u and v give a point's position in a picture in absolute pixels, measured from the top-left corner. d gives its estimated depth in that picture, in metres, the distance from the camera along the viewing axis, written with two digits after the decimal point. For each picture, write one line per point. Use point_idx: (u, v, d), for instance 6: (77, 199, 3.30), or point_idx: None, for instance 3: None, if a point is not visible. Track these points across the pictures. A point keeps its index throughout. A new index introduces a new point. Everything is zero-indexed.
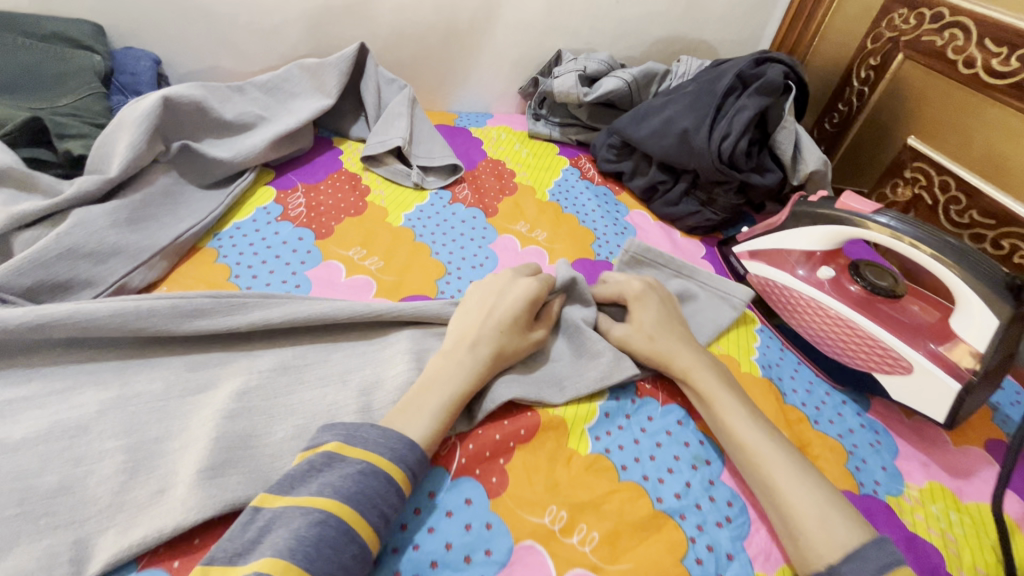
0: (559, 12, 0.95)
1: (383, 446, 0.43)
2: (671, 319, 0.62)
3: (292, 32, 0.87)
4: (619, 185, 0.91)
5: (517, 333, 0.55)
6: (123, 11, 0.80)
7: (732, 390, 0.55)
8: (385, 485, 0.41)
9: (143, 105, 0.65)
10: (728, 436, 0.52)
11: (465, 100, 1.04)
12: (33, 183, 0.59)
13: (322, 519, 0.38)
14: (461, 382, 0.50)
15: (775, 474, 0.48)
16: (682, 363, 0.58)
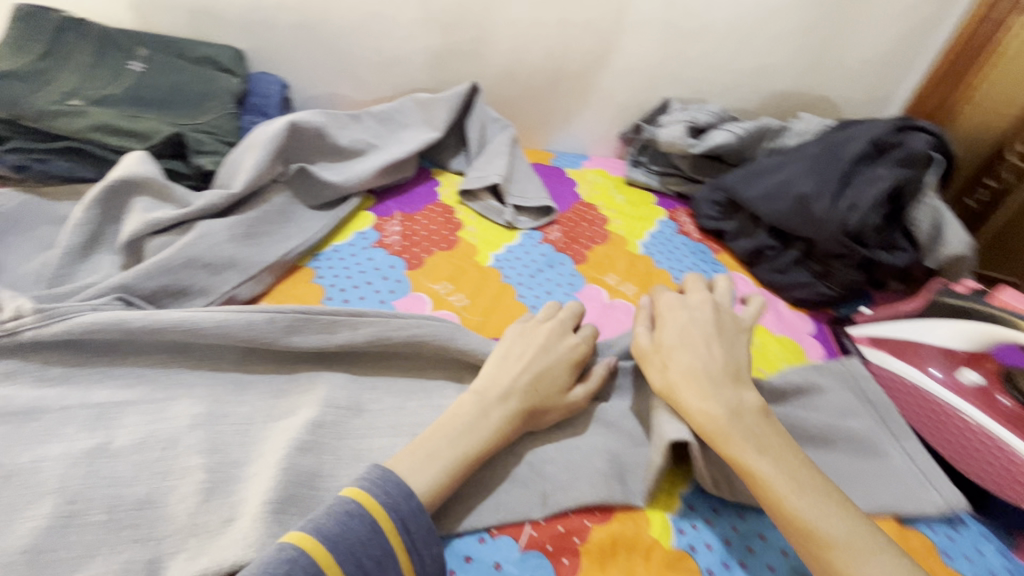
0: (672, 60, 0.92)
1: (377, 489, 0.41)
2: (698, 351, 0.53)
3: (409, 67, 0.91)
4: (718, 244, 0.85)
5: (554, 389, 0.52)
6: (263, 40, 0.87)
7: (762, 447, 0.47)
8: (370, 532, 0.39)
9: (270, 129, 0.70)
10: (778, 512, 0.44)
11: (564, 141, 1.02)
12: (168, 193, 0.64)
13: (295, 560, 0.36)
14: (484, 433, 0.47)
15: (850, 562, 0.40)
16: (713, 417, 0.48)
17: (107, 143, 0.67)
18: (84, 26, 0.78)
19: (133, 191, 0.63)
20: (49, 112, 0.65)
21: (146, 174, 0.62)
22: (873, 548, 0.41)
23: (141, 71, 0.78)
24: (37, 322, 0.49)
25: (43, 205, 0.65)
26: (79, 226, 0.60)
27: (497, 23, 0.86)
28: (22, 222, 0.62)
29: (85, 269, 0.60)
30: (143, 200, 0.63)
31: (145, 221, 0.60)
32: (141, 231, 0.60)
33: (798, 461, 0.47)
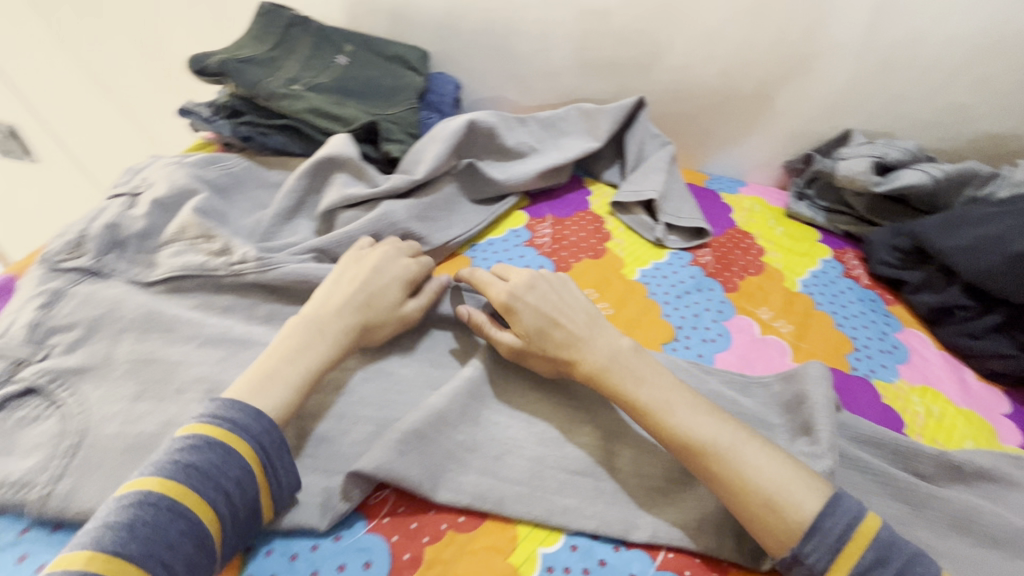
0: (862, 88, 0.85)
1: (219, 418, 0.42)
2: (570, 321, 0.54)
3: (576, 77, 0.93)
4: (893, 295, 0.77)
5: (383, 306, 0.55)
6: (448, 43, 0.95)
7: (639, 378, 0.49)
8: (223, 461, 0.41)
9: (452, 125, 0.75)
10: (665, 437, 0.46)
11: (721, 163, 0.99)
12: (363, 172, 0.72)
13: (144, 499, 0.37)
14: (322, 350, 0.49)
15: (738, 469, 0.43)
16: (592, 358, 0.51)
17: (317, 125, 0.76)
18: (307, 22, 0.89)
19: (335, 168, 0.71)
20: (277, 96, 0.76)
21: (350, 155, 0.70)
22: (746, 445, 0.45)
23: (345, 65, 0.88)
24: (257, 270, 0.58)
25: (260, 171, 0.76)
26: (290, 191, 0.70)
27: (674, 39, 0.85)
28: (247, 183, 0.73)
29: (289, 228, 0.69)
30: (342, 177, 0.71)
31: (342, 196, 0.68)
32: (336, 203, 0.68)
33: (680, 388, 0.49)
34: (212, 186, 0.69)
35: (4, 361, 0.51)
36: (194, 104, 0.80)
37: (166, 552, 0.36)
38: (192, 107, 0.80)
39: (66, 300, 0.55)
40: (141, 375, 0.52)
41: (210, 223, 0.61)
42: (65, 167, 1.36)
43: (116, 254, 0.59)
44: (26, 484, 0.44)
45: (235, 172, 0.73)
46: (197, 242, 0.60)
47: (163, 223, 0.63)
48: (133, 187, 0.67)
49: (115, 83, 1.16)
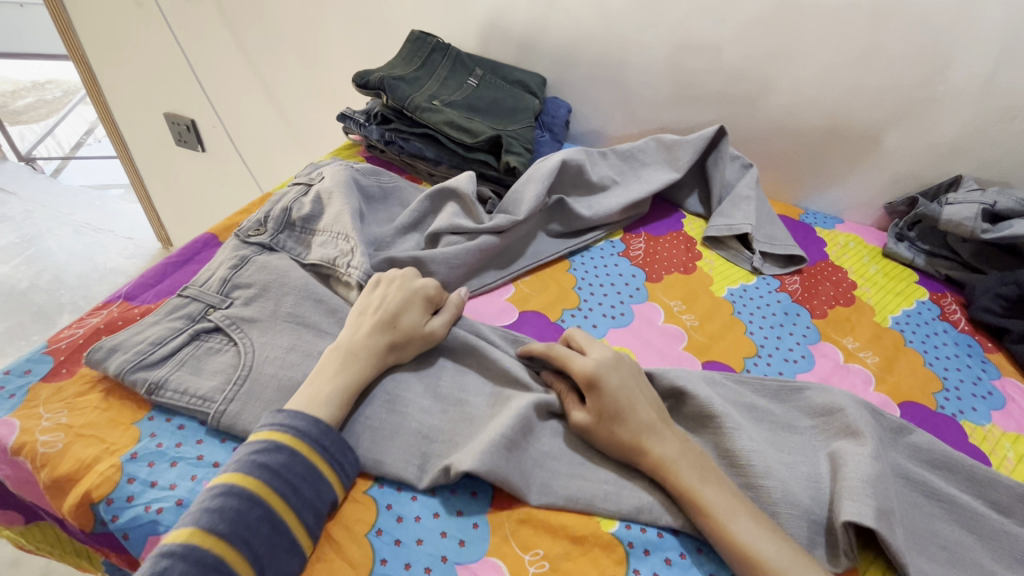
0: (976, 136, 0.85)
1: (286, 424, 0.48)
2: (645, 404, 0.54)
3: (680, 107, 1.00)
4: (993, 343, 0.75)
5: (412, 331, 0.57)
6: (566, 71, 1.06)
7: (704, 477, 0.49)
8: (287, 465, 0.46)
9: (545, 162, 0.82)
10: (719, 535, 0.46)
11: (817, 199, 1.01)
12: (473, 210, 0.76)
13: (229, 492, 0.43)
14: (355, 372, 0.53)
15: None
16: (657, 451, 0.51)
17: (450, 135, 0.88)
18: (448, 49, 1.04)
19: (451, 197, 0.78)
20: (421, 108, 0.89)
21: (468, 193, 0.76)
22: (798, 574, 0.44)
23: (475, 86, 1.01)
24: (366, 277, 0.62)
25: (404, 190, 0.83)
26: (411, 212, 0.75)
27: (783, 76, 0.90)
28: (390, 198, 0.81)
29: (399, 242, 0.74)
30: (454, 207, 0.77)
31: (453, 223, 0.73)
32: (446, 228, 0.72)
33: (745, 504, 0.48)
34: (364, 191, 0.77)
35: (200, 304, 0.60)
36: (351, 111, 0.95)
37: (248, 531, 0.42)
38: (350, 113, 0.95)
39: (248, 266, 0.64)
40: (295, 332, 0.58)
41: (354, 224, 0.68)
42: (224, 156, 1.61)
43: (286, 233, 0.69)
44: (207, 401, 0.52)
45: (386, 186, 0.81)
46: (339, 238, 0.67)
47: (323, 208, 0.71)
48: (309, 178, 0.77)
49: (278, 89, 1.38)
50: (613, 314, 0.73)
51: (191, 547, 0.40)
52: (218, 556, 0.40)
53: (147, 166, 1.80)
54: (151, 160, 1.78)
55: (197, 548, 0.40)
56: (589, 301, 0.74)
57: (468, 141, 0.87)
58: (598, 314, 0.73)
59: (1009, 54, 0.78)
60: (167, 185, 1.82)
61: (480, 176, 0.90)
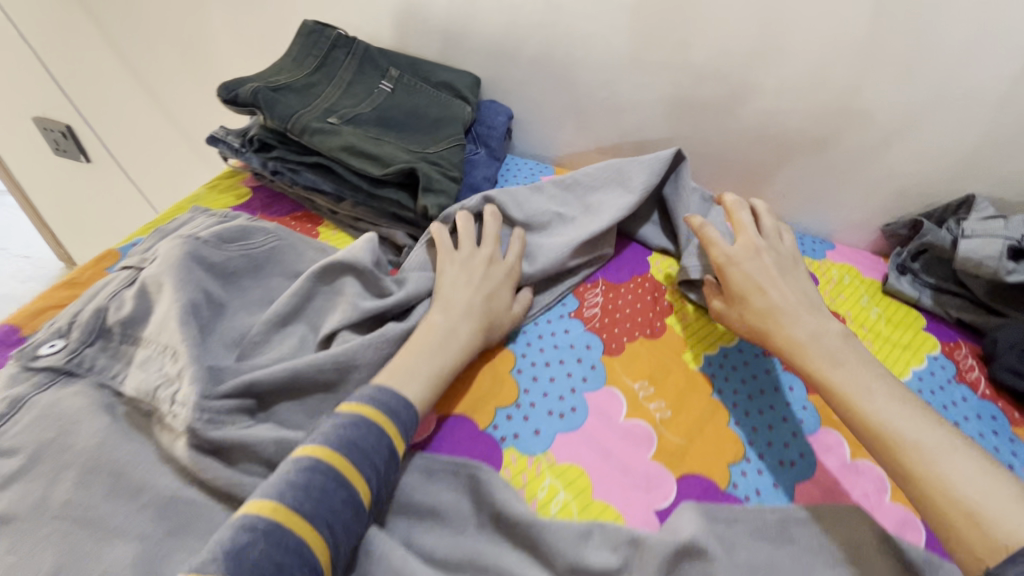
0: (997, 149, 0.69)
1: (370, 398, 0.48)
2: (774, 292, 0.59)
3: (642, 115, 0.82)
4: (1021, 412, 0.62)
5: (502, 304, 0.61)
6: (503, 71, 0.86)
7: (836, 363, 0.52)
8: (414, 413, 0.50)
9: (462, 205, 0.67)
10: (850, 416, 0.49)
11: (804, 220, 0.85)
12: (376, 283, 0.60)
13: (363, 423, 0.46)
14: (453, 348, 0.55)
15: (932, 463, 0.43)
16: (787, 336, 0.55)
17: (350, 164, 0.68)
18: (353, 43, 0.82)
19: (348, 273, 0.59)
20: (311, 130, 0.69)
21: (363, 263, 0.59)
22: (956, 453, 0.43)
23: (389, 92, 0.81)
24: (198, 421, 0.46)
25: (288, 252, 0.64)
26: (290, 298, 0.57)
27: (766, 79, 0.73)
28: (266, 268, 0.62)
29: (276, 341, 0.56)
30: (353, 285, 0.59)
31: (354, 313, 0.56)
32: (341, 323, 0.55)
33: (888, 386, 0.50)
34: (219, 269, 0.58)
35: None
36: (224, 131, 0.74)
37: (330, 515, 0.41)
38: (222, 134, 0.74)
39: (21, 414, 0.46)
40: (66, 540, 0.40)
41: (182, 335, 0.49)
42: (113, 168, 1.35)
43: (100, 346, 0.51)
44: None
45: (260, 253, 0.62)
46: (166, 357, 0.49)
47: (150, 306, 0.53)
48: (143, 258, 0.58)
49: (163, 89, 1.13)
50: (561, 410, 0.56)
51: (324, 467, 0.43)
52: (342, 482, 0.43)
53: (25, 177, 1.52)
54: (28, 170, 1.50)
55: (274, 525, 0.39)
56: (530, 392, 0.57)
57: (373, 172, 0.68)
58: (542, 412, 0.56)
59: None
60: (56, 200, 1.55)
61: (393, 216, 0.70)
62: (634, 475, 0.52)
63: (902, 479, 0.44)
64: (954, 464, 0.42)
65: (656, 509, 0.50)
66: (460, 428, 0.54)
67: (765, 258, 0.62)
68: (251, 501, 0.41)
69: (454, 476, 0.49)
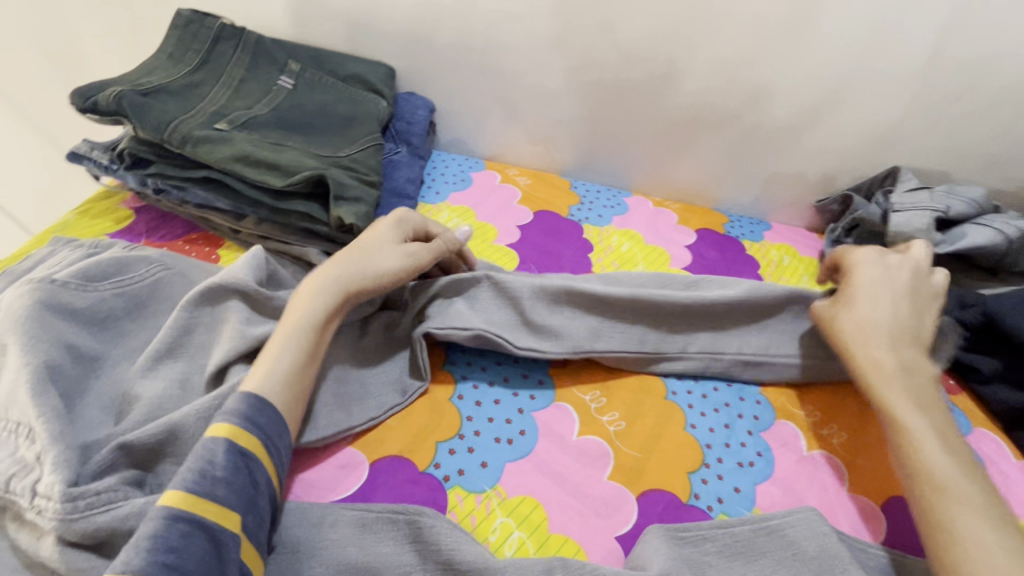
0: (917, 120, 0.70)
1: (234, 413, 0.40)
2: (882, 311, 0.52)
3: (572, 101, 0.77)
4: (954, 380, 0.64)
5: (373, 245, 0.53)
6: (419, 58, 0.78)
7: (922, 405, 0.47)
8: (273, 412, 0.42)
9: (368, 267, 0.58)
10: (897, 435, 0.46)
11: (741, 201, 0.84)
12: (263, 301, 0.50)
13: (226, 447, 0.38)
14: (311, 297, 0.48)
15: (926, 466, 0.43)
16: (870, 348, 0.50)
17: (245, 176, 0.59)
18: (241, 34, 0.72)
19: (230, 296, 0.49)
20: (194, 139, 0.59)
21: (246, 284, 0.49)
22: (948, 462, 0.43)
23: (290, 89, 0.71)
24: (60, 511, 0.36)
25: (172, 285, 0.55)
26: (165, 332, 0.47)
27: (695, 57, 0.70)
28: (147, 306, 0.52)
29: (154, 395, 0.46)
30: (240, 309, 0.49)
31: (239, 344, 0.46)
32: (230, 357, 0.46)
33: (931, 402, 0.48)
34: (81, 315, 0.48)
35: None
36: (87, 146, 0.63)
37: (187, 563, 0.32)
38: (86, 148, 0.63)
39: None
40: None
41: (36, 403, 0.40)
42: None
43: None
44: None
45: (138, 289, 0.52)
46: (18, 433, 0.40)
47: None
48: None
49: (18, 94, 0.96)
50: (509, 435, 0.51)
51: (161, 513, 0.34)
52: (188, 519, 0.34)
53: None
54: None
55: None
56: (474, 419, 0.52)
57: (275, 184, 0.59)
58: (488, 441, 0.51)
59: (959, 21, 0.62)
60: None
61: (304, 232, 0.62)
62: (592, 501, 0.48)
63: (931, 529, 0.41)
64: (954, 472, 0.42)
65: (618, 533, 0.46)
66: (398, 472, 0.48)
67: (908, 265, 0.56)
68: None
69: (392, 526, 0.43)
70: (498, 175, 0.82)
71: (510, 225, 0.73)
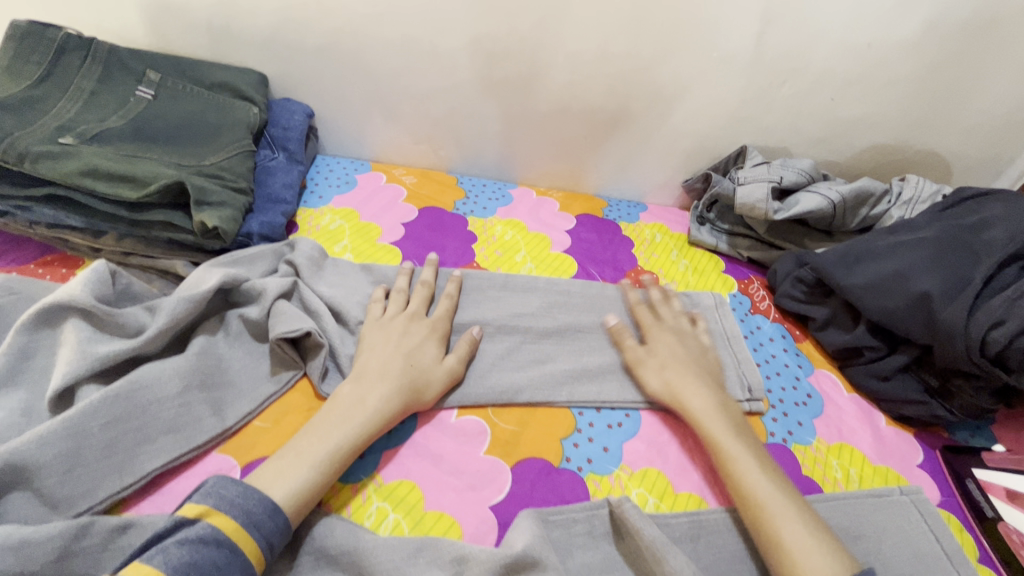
0: (755, 103, 0.79)
1: (255, 521, 0.39)
2: (686, 368, 0.58)
3: (449, 99, 0.80)
4: (801, 330, 0.72)
5: (427, 362, 0.54)
6: (290, 64, 0.78)
7: (735, 430, 0.53)
8: (287, 529, 0.41)
9: (201, 272, 0.55)
10: (713, 443, 0.52)
11: (617, 186, 0.90)
12: (113, 321, 0.47)
13: (233, 554, 0.38)
14: (365, 417, 0.47)
15: (742, 473, 0.49)
16: (688, 399, 0.55)
17: (96, 190, 0.57)
18: (90, 44, 0.69)
19: (70, 315, 0.47)
20: (33, 155, 0.56)
21: (84, 301, 0.46)
22: (758, 470, 0.49)
23: (150, 99, 0.69)
24: None
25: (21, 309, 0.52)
26: None
27: (555, 53, 0.74)
28: None
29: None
30: (82, 328, 0.46)
31: (83, 362, 0.44)
32: (73, 377, 0.43)
33: (745, 425, 0.54)
34: None
35: None
36: None
37: None
38: None
39: None
40: None
41: None
42: None
43: None
44: None
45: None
46: None
47: None
48: None
49: None
50: None
51: None
52: None
53: None
54: None
55: None
56: None
57: (129, 196, 0.57)
58: None
59: (775, 12, 0.70)
60: None
61: (169, 243, 0.60)
62: (467, 476, 0.50)
63: (767, 547, 0.45)
64: (763, 480, 0.48)
65: (491, 503, 0.48)
66: None
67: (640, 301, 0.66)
68: None
69: None
70: (384, 176, 0.83)
71: (394, 223, 0.75)
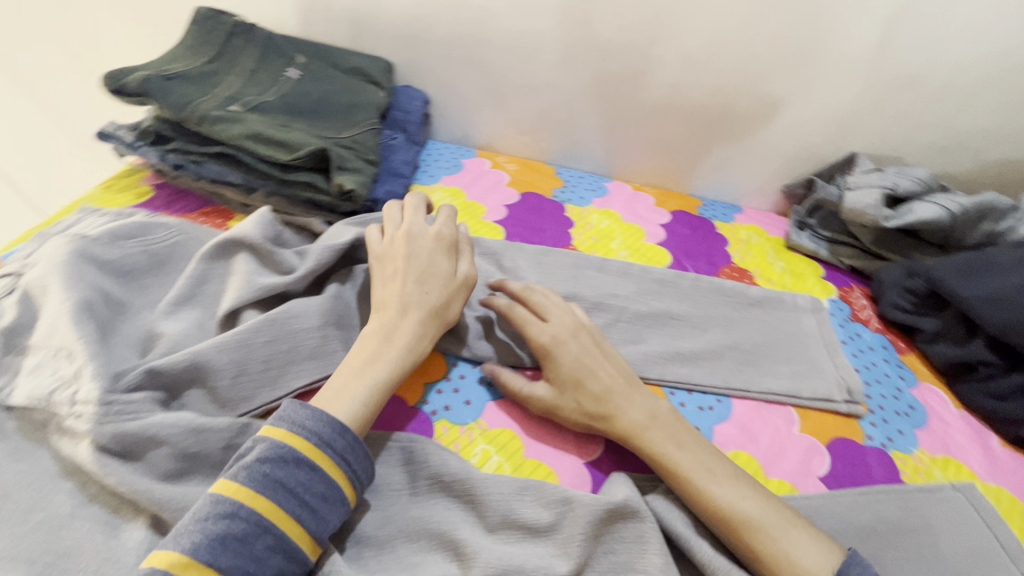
0: (869, 109, 0.77)
1: (326, 444, 0.42)
2: (599, 377, 0.52)
3: (557, 93, 0.84)
4: (905, 342, 0.70)
5: (442, 277, 0.54)
6: (415, 55, 0.85)
7: (678, 442, 0.49)
8: (362, 452, 0.43)
9: (339, 228, 0.62)
10: (663, 463, 0.48)
11: (713, 187, 0.90)
12: (272, 259, 0.55)
13: (314, 472, 0.40)
14: (401, 349, 0.49)
15: (703, 490, 0.46)
16: (630, 419, 0.50)
17: (255, 151, 0.65)
18: (254, 30, 0.79)
19: (240, 251, 0.55)
20: (211, 118, 0.66)
21: (253, 237, 0.54)
22: (716, 483, 0.46)
23: (297, 79, 0.78)
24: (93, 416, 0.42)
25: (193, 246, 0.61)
26: (182, 281, 0.53)
27: (665, 51, 0.77)
28: (167, 263, 0.58)
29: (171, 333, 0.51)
30: (250, 262, 0.55)
31: (250, 289, 0.52)
32: (242, 302, 0.51)
33: (689, 436, 0.50)
34: (108, 265, 0.53)
35: None
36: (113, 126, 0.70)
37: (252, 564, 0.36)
38: (112, 129, 0.70)
39: None
40: None
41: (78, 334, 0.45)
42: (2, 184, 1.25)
43: None
44: None
45: (159, 249, 0.58)
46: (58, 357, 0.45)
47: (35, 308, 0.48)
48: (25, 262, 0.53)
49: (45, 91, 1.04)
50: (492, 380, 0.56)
51: (253, 518, 0.37)
52: (273, 532, 0.38)
53: None
54: None
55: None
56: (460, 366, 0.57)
57: (281, 158, 0.65)
58: (472, 382, 0.56)
59: (901, 17, 0.69)
60: None
61: (308, 203, 0.68)
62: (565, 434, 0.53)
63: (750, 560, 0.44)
64: (725, 496, 0.45)
65: (587, 462, 0.51)
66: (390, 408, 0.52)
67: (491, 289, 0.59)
68: (156, 554, 0.35)
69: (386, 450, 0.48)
70: (488, 162, 0.88)
71: (498, 204, 0.80)
